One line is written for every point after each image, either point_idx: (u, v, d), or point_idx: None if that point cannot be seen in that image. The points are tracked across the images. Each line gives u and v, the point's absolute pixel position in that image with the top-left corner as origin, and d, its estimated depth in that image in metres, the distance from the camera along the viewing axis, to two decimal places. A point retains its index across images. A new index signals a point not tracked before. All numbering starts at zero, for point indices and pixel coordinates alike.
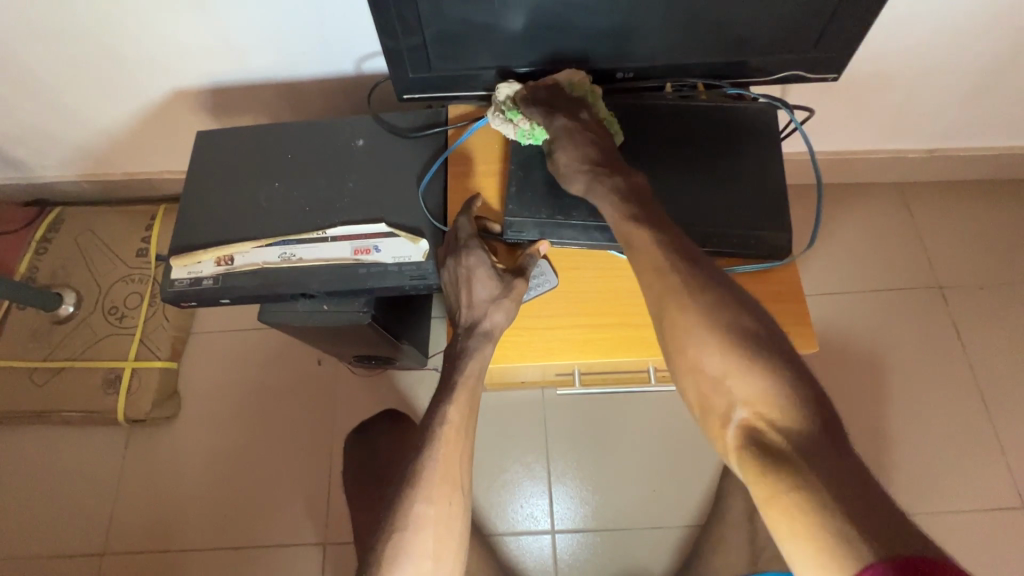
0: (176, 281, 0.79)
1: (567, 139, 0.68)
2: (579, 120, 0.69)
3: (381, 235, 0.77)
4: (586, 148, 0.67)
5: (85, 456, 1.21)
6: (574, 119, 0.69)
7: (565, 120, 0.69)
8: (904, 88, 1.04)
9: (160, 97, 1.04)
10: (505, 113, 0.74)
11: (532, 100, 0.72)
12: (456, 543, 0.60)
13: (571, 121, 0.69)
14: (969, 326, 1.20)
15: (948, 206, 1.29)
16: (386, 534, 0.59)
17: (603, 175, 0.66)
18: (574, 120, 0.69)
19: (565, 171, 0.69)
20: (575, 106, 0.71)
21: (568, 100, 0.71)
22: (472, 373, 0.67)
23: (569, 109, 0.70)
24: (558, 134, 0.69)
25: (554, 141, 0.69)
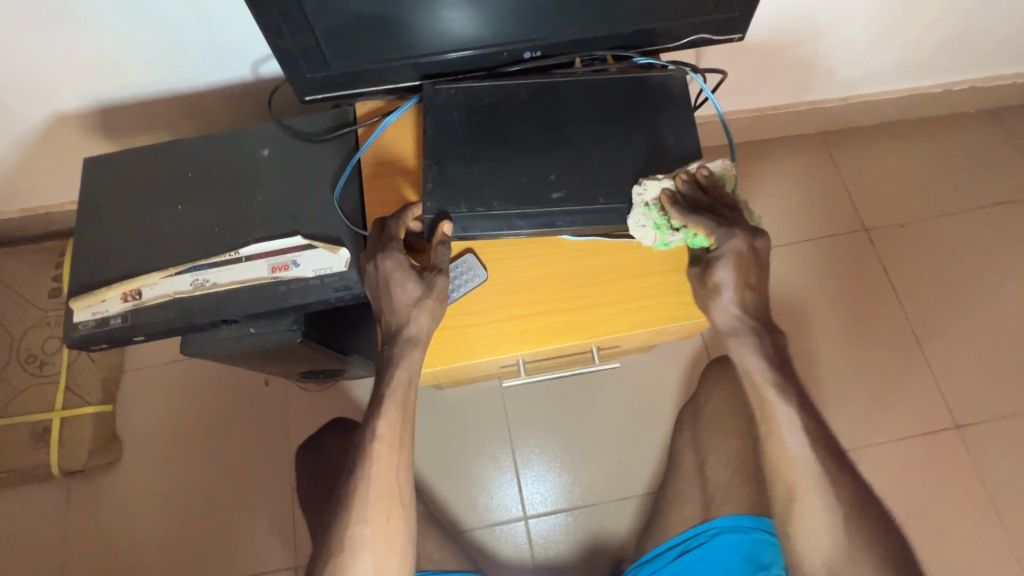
0: (80, 324, 0.73)
1: (736, 267, 0.62)
2: (756, 245, 0.62)
3: (298, 249, 0.74)
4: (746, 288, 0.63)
5: (22, 516, 1.13)
6: (751, 239, 0.62)
7: (740, 243, 0.61)
8: (812, 41, 1.06)
9: (43, 124, 0.95)
10: (651, 221, 0.70)
11: (683, 206, 0.66)
12: (401, 557, 0.60)
13: (745, 243, 0.62)
14: (896, 264, 1.25)
15: (869, 151, 1.34)
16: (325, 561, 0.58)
17: (750, 333, 0.62)
18: (751, 244, 0.62)
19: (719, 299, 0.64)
20: (745, 215, 0.65)
21: (728, 208, 0.66)
22: (401, 382, 0.63)
23: (744, 225, 0.63)
24: (728, 259, 0.62)
25: (720, 265, 0.62)
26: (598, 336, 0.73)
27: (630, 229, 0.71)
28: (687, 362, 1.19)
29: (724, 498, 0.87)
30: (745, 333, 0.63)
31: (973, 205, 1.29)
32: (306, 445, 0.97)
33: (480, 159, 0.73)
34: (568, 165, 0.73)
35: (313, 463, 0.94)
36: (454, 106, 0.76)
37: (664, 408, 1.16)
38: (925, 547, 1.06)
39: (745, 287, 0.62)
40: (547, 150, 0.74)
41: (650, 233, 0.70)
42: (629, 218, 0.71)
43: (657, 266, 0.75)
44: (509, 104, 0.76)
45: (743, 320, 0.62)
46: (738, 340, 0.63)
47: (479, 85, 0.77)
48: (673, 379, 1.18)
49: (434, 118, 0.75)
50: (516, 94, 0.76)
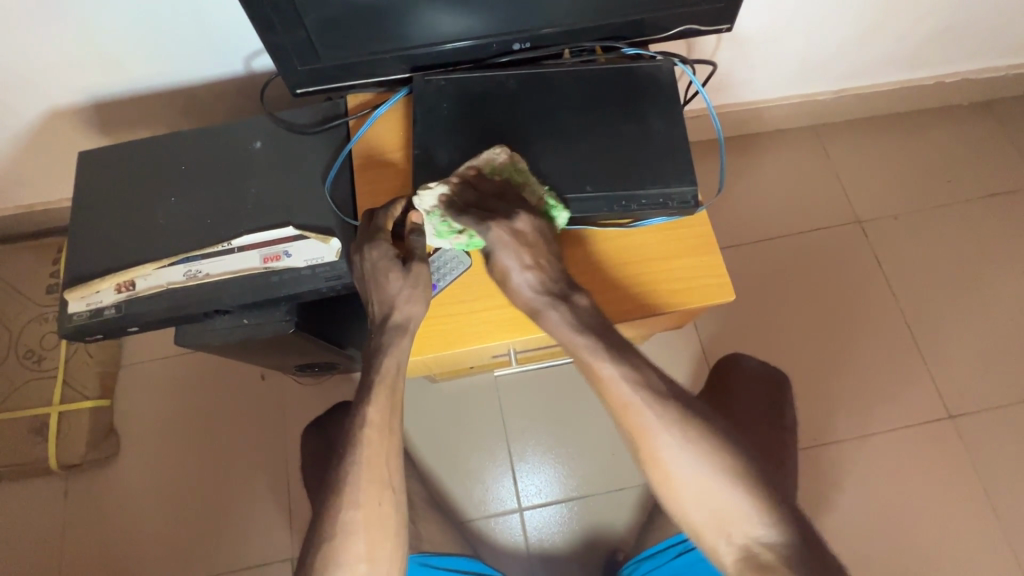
0: (75, 315, 0.74)
1: (510, 249, 0.66)
2: (520, 228, 0.67)
3: (291, 239, 0.74)
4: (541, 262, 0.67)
5: (21, 511, 1.14)
6: (513, 223, 0.67)
7: (502, 231, 0.66)
8: (802, 33, 1.06)
9: (39, 119, 0.96)
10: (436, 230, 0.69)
11: (458, 210, 0.66)
12: (392, 542, 0.60)
13: (509, 230, 0.66)
14: (889, 255, 1.26)
15: (863, 143, 1.34)
16: (317, 545, 0.58)
17: (551, 307, 0.66)
18: (516, 229, 0.66)
19: (514, 282, 0.68)
20: (509, 204, 0.68)
21: (496, 198, 0.68)
22: (391, 369, 0.64)
23: (503, 212, 0.67)
24: (498, 245, 0.66)
25: (495, 252, 0.67)
26: None
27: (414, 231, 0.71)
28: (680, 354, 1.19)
29: None
30: (545, 307, 0.67)
31: (966, 196, 1.29)
32: (316, 424, 0.99)
33: (469, 149, 0.74)
34: (556, 155, 0.74)
35: (320, 443, 0.97)
36: (443, 98, 0.76)
37: None
38: (919, 538, 1.07)
39: (526, 267, 0.67)
40: (535, 139, 0.74)
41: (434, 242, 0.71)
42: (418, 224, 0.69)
43: (646, 253, 0.76)
44: (498, 95, 0.77)
45: (540, 297, 0.67)
46: (542, 317, 0.67)
47: (468, 77, 0.77)
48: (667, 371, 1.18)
49: (424, 110, 0.76)
50: (504, 85, 0.77)
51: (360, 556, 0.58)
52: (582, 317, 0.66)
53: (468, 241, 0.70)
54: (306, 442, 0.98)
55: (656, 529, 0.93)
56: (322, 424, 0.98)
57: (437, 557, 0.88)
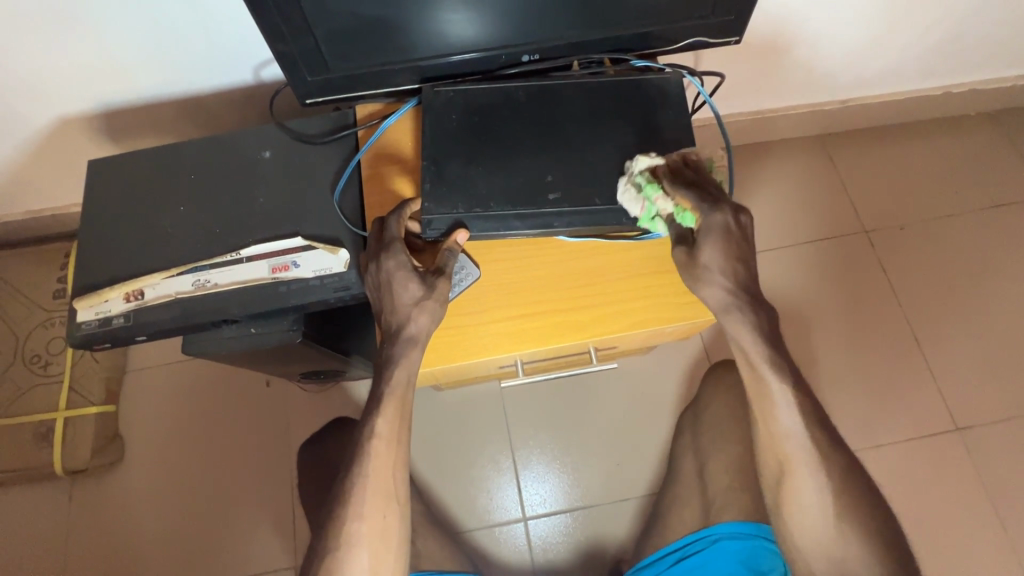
0: (84, 323, 0.74)
1: (724, 240, 0.61)
2: (741, 221, 0.62)
3: (299, 250, 0.74)
4: (741, 261, 0.62)
5: (25, 516, 1.14)
6: (735, 214, 0.62)
7: (726, 219, 0.61)
8: (810, 43, 1.06)
9: (48, 126, 0.96)
10: (641, 190, 0.69)
11: (674, 180, 0.66)
12: (396, 555, 0.60)
13: (731, 220, 0.62)
14: (895, 266, 1.25)
15: (869, 152, 1.34)
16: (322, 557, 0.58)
17: (744, 308, 0.62)
18: (736, 219, 0.62)
19: (707, 272, 0.62)
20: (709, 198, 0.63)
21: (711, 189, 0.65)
22: (400, 382, 0.64)
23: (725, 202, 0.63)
24: (715, 233, 0.61)
25: (705, 239, 0.62)
26: (595, 336, 0.73)
27: (618, 198, 0.71)
28: (685, 364, 1.19)
29: (724, 503, 0.86)
30: (738, 309, 0.62)
31: (973, 207, 1.29)
32: (312, 440, 0.98)
33: (478, 161, 0.74)
34: (565, 167, 0.74)
35: (315, 460, 0.95)
36: (453, 109, 0.76)
37: (664, 410, 1.16)
38: (926, 551, 1.06)
39: (734, 260, 0.62)
40: (545, 151, 0.74)
41: (633, 202, 0.69)
42: (620, 188, 0.71)
43: (653, 265, 0.76)
44: (508, 106, 0.77)
45: (729, 295, 0.61)
46: (728, 317, 0.62)
47: (478, 88, 0.77)
48: (672, 381, 1.18)
49: (434, 120, 0.76)
50: (514, 97, 0.77)
51: (364, 568, 0.59)
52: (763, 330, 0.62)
53: (677, 212, 0.65)
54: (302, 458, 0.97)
55: (661, 541, 0.93)
56: (317, 440, 0.97)
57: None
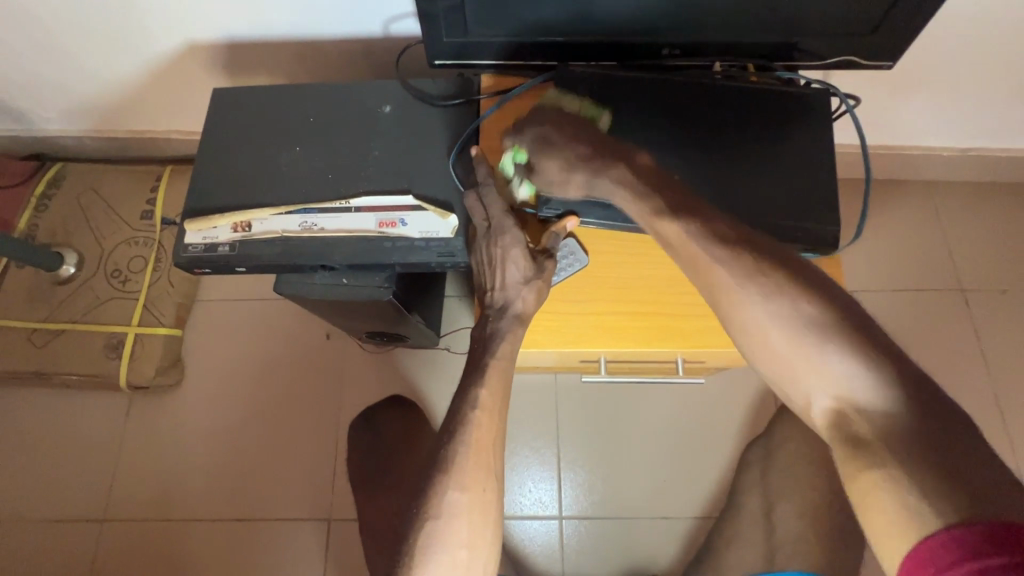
0: (190, 246, 0.75)
1: (545, 147, 0.63)
2: (549, 120, 0.63)
3: (408, 208, 0.74)
4: (571, 147, 0.62)
5: (84, 420, 1.18)
6: (541, 121, 0.64)
7: (535, 130, 0.63)
8: (950, 82, 1.00)
9: (173, 50, 0.98)
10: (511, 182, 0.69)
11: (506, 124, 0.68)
12: (492, 530, 0.59)
13: (540, 128, 0.63)
14: (989, 330, 1.18)
15: (979, 207, 1.26)
16: (418, 521, 0.57)
17: (606, 169, 0.60)
18: (546, 123, 0.64)
19: (557, 179, 0.64)
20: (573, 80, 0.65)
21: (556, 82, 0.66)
22: (505, 354, 0.65)
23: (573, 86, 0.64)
24: (534, 147, 0.63)
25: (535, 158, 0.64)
26: (693, 346, 0.71)
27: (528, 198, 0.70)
28: (749, 392, 1.15)
29: None
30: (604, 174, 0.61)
31: None
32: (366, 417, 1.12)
33: None
34: (693, 170, 0.72)
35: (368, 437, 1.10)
36: (585, 92, 0.75)
37: (720, 434, 1.13)
38: None
39: (565, 151, 0.62)
40: (673, 151, 0.72)
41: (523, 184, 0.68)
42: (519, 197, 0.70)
43: None
44: (643, 98, 0.74)
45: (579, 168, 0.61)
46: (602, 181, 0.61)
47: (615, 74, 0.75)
48: (733, 407, 1.14)
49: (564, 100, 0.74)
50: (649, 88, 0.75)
51: (462, 540, 0.57)
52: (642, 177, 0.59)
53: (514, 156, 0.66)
54: (355, 435, 1.11)
55: None
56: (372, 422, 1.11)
57: None
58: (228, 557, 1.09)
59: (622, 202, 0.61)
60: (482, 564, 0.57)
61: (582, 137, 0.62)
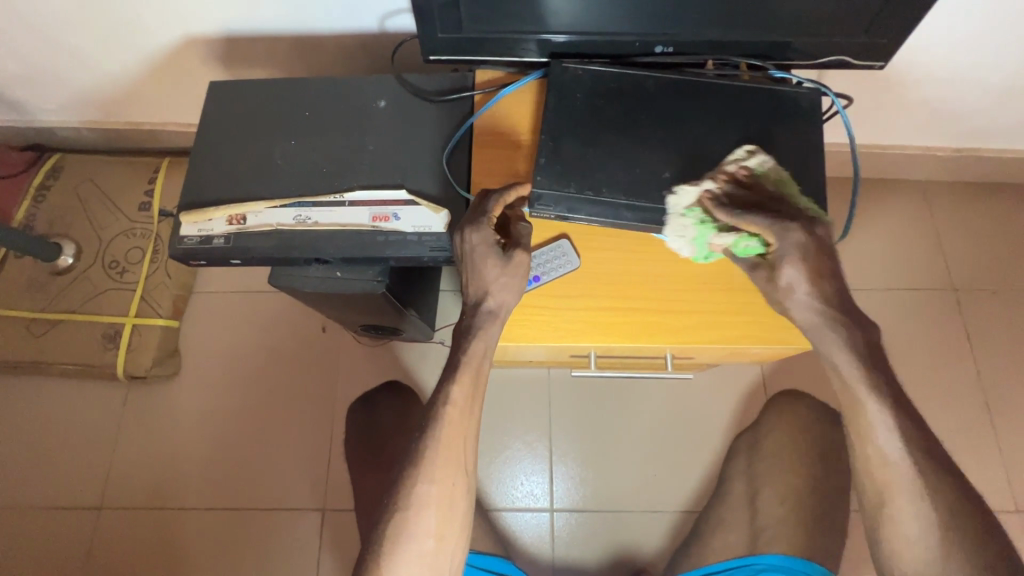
0: (185, 238, 0.76)
1: (802, 259, 0.61)
2: (817, 235, 0.61)
3: (402, 203, 0.75)
4: (829, 280, 0.61)
5: (82, 409, 1.19)
6: (809, 231, 0.61)
7: (800, 237, 0.60)
8: (945, 83, 1.00)
9: (171, 43, 0.99)
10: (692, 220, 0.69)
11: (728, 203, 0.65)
12: (462, 522, 0.60)
13: (806, 236, 0.61)
14: (979, 330, 1.19)
15: (973, 207, 1.27)
16: (388, 511, 0.58)
17: (836, 324, 0.60)
18: (812, 236, 0.61)
19: (794, 301, 0.62)
20: (789, 206, 0.64)
21: (774, 203, 0.65)
22: (478, 352, 0.64)
23: (800, 217, 0.62)
24: (789, 253, 0.61)
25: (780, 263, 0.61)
26: (683, 343, 0.71)
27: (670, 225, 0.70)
28: (740, 389, 1.16)
29: (772, 535, 0.92)
30: (831, 324, 0.60)
31: None
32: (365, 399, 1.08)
33: (596, 144, 0.72)
34: (686, 166, 0.72)
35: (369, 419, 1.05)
36: (580, 87, 0.75)
37: (710, 430, 1.14)
38: None
39: (815, 275, 0.60)
40: (665, 148, 0.73)
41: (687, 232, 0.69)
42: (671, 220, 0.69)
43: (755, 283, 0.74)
44: (637, 95, 0.75)
45: (823, 313, 0.60)
46: (820, 334, 0.61)
47: (609, 71, 0.75)
48: (724, 403, 1.15)
49: (559, 95, 0.74)
50: (643, 85, 0.75)
51: (430, 530, 0.58)
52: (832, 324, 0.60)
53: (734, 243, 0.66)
54: (354, 418, 1.06)
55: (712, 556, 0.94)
56: (374, 411, 1.05)
57: (485, 559, 0.89)
58: (223, 545, 1.11)
59: (834, 354, 0.60)
60: (451, 554, 0.59)
61: (833, 268, 0.61)
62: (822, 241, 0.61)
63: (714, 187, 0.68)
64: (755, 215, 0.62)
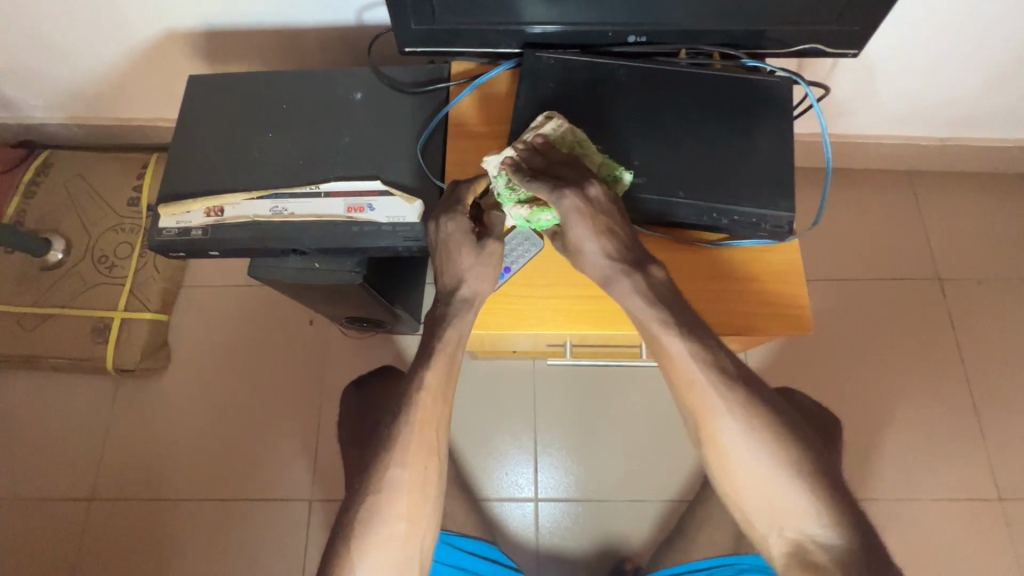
0: (164, 230, 0.77)
1: (582, 223, 0.61)
2: (592, 197, 0.62)
3: (377, 194, 0.75)
4: (603, 243, 0.62)
5: (73, 402, 1.21)
6: (584, 193, 0.61)
7: (574, 202, 0.60)
8: (926, 71, 1.00)
9: (153, 38, 0.99)
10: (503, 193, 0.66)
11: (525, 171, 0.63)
12: (432, 507, 0.61)
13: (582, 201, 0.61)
14: (964, 319, 1.19)
15: (959, 197, 1.27)
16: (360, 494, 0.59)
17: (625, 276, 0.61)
18: (586, 198, 0.61)
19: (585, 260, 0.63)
20: (580, 171, 0.64)
21: (564, 168, 0.64)
22: (452, 339, 0.64)
23: (577, 182, 0.62)
24: (571, 217, 0.61)
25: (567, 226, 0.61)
26: None
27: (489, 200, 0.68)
28: None
29: None
30: (622, 282, 0.62)
31: None
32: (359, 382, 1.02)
33: None
34: (657, 155, 0.72)
35: (359, 403, 0.99)
36: (552, 77, 0.75)
37: None
38: None
39: (598, 236, 0.61)
40: (636, 137, 0.73)
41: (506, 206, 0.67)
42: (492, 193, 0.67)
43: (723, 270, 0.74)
44: (608, 84, 0.75)
45: (611, 268, 0.62)
46: (621, 289, 0.62)
47: (581, 61, 0.76)
48: None
49: (531, 85, 0.75)
50: (615, 74, 0.75)
51: (401, 513, 0.59)
52: (656, 289, 0.61)
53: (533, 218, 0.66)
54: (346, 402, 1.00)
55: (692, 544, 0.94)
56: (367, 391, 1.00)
57: (462, 539, 0.89)
58: (213, 535, 1.12)
59: (630, 306, 0.62)
60: (421, 537, 0.60)
61: (610, 232, 0.62)
62: (596, 204, 0.61)
63: (516, 153, 0.65)
64: (541, 184, 0.61)
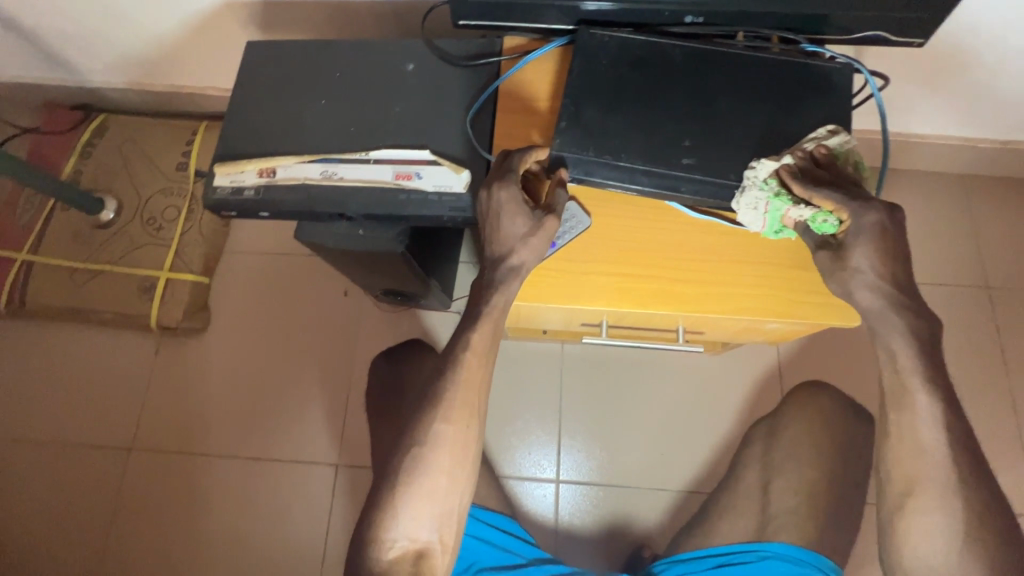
0: (219, 188, 0.79)
1: (879, 241, 0.59)
2: (895, 218, 0.60)
3: (425, 162, 0.77)
4: (883, 265, 0.59)
5: (118, 356, 1.26)
6: (888, 212, 0.60)
7: (876, 218, 0.59)
8: (992, 70, 0.96)
9: (211, 6, 1.02)
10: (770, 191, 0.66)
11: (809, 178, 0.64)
12: (473, 462, 0.62)
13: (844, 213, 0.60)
14: (1012, 329, 1.15)
15: (1013, 204, 1.22)
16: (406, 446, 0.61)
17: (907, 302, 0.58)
18: (891, 217, 0.59)
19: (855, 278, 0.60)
20: (831, 180, 0.64)
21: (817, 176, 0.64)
22: (499, 306, 0.65)
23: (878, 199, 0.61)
24: (865, 233, 0.59)
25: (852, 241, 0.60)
26: (695, 311, 0.72)
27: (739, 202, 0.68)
28: (754, 374, 1.15)
29: (780, 523, 0.90)
30: (889, 306, 0.58)
31: None
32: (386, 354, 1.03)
33: (618, 110, 0.73)
34: (709, 136, 0.72)
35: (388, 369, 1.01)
36: (605, 54, 0.75)
37: (721, 412, 1.14)
38: None
39: (880, 256, 0.59)
40: (688, 117, 0.72)
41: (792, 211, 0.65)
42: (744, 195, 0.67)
43: (770, 255, 0.73)
44: (663, 63, 0.75)
45: (882, 292, 0.59)
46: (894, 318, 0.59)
47: (636, 39, 0.75)
48: (737, 387, 1.15)
49: (584, 61, 0.75)
50: (669, 54, 0.75)
51: (444, 466, 0.60)
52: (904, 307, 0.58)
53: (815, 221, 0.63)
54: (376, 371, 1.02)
55: (716, 534, 0.94)
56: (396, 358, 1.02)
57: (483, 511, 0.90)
58: (242, 492, 1.16)
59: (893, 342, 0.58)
60: (460, 493, 0.61)
61: (892, 252, 0.59)
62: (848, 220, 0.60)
63: (799, 161, 0.66)
64: (827, 191, 0.61)
